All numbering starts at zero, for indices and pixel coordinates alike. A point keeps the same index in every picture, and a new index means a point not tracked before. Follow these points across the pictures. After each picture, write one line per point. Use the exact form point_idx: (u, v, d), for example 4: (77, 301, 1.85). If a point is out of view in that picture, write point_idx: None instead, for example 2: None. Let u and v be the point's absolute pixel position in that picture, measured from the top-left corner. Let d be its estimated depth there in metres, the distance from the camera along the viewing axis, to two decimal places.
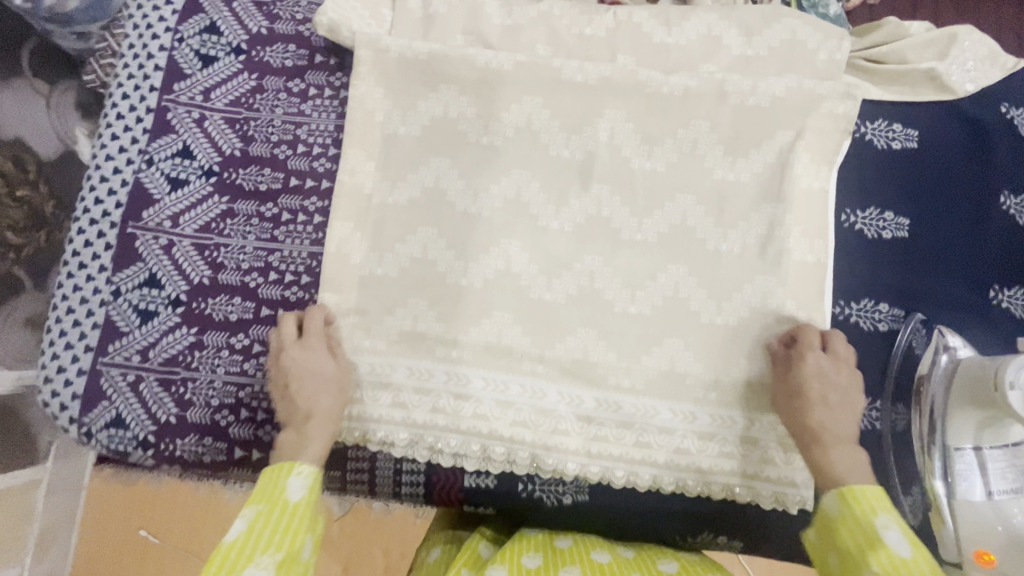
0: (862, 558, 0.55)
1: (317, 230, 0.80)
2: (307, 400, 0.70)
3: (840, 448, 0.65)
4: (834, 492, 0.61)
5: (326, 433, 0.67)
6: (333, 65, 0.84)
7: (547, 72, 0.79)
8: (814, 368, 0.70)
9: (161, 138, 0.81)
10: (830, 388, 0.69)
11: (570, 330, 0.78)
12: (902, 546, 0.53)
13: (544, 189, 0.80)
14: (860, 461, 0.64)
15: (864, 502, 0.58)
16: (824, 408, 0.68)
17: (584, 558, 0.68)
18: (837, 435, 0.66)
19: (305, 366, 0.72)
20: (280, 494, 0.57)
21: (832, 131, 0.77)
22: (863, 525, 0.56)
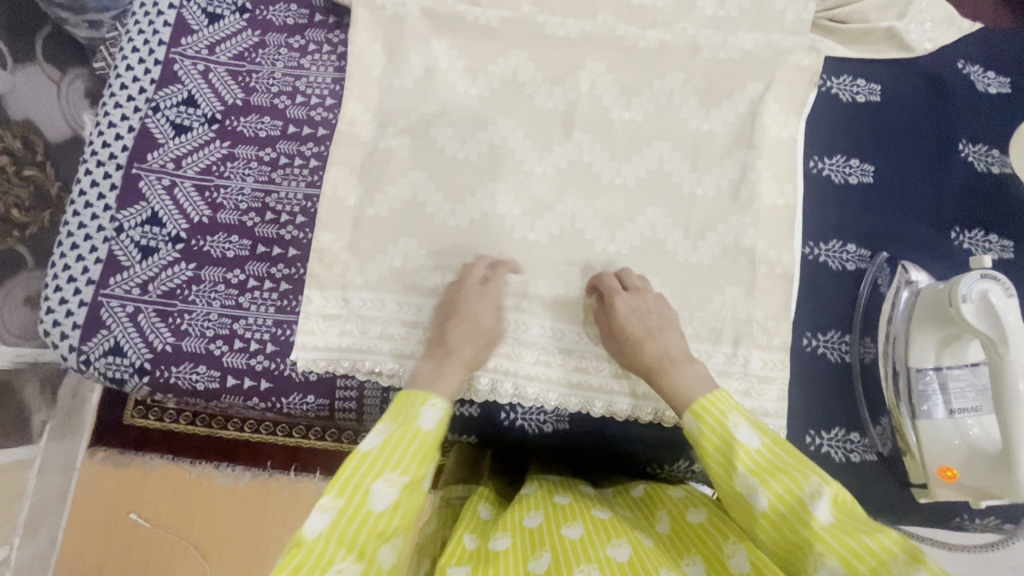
0: (728, 465, 0.52)
1: (312, 173, 0.84)
2: (456, 340, 0.71)
3: (686, 364, 0.66)
4: (690, 412, 0.57)
5: (460, 371, 0.68)
6: (331, 23, 0.89)
7: (532, 28, 0.84)
8: (624, 307, 0.74)
9: (167, 87, 0.86)
10: (644, 319, 0.73)
11: (552, 268, 0.81)
12: (752, 439, 0.53)
13: (529, 137, 0.84)
14: (697, 372, 0.64)
15: (719, 405, 0.56)
16: (649, 335, 0.71)
17: (586, 514, 0.63)
18: (671, 359, 0.67)
19: (473, 313, 0.74)
20: (413, 421, 0.54)
21: (798, 83, 0.82)
22: (718, 429, 0.54)
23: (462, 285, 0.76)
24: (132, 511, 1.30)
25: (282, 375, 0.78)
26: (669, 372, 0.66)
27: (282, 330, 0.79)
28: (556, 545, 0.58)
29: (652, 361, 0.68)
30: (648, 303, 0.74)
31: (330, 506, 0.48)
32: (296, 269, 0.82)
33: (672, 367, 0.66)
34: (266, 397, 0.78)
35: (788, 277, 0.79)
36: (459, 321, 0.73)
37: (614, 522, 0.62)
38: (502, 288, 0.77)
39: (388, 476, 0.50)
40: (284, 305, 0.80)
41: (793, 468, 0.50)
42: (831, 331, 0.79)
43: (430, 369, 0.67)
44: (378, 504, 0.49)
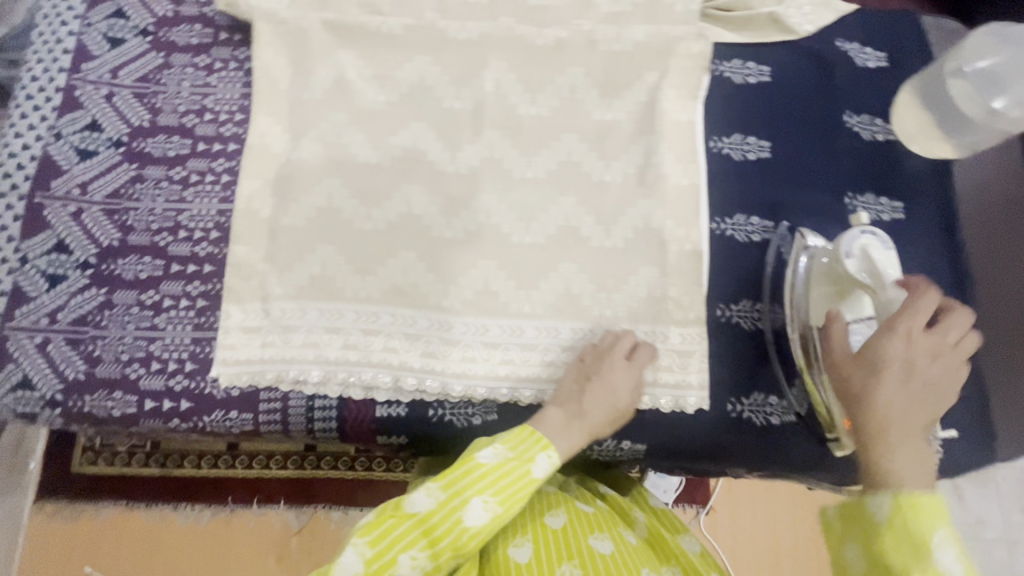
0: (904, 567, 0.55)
1: (225, 188, 0.84)
2: (592, 404, 0.74)
3: (908, 443, 0.61)
4: (888, 499, 0.58)
5: (576, 436, 0.73)
6: (237, 41, 0.89)
7: (435, 33, 0.87)
8: (908, 349, 0.64)
9: (69, 114, 0.85)
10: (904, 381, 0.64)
11: (472, 263, 0.82)
12: (953, 565, 0.54)
13: (440, 138, 0.86)
14: (916, 455, 0.61)
15: (926, 509, 0.56)
16: (900, 367, 0.64)
17: (570, 504, 0.75)
18: (896, 422, 0.62)
19: (612, 383, 0.75)
20: (529, 463, 0.68)
21: (691, 69, 0.87)
22: (907, 532, 0.55)
23: (603, 356, 0.77)
24: (87, 563, 1.24)
25: (203, 393, 0.77)
26: (884, 446, 0.61)
27: (201, 348, 0.78)
28: (537, 534, 0.71)
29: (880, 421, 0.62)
30: (900, 351, 0.64)
31: (501, 453, 0.68)
32: (213, 284, 0.80)
33: (886, 437, 0.62)
34: (187, 417, 0.76)
35: (698, 253, 0.82)
36: (601, 383, 0.75)
37: (598, 516, 0.75)
38: (641, 362, 0.77)
39: (549, 453, 0.70)
40: (201, 322, 0.79)
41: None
42: (742, 301, 0.82)
43: (559, 421, 0.73)
44: (536, 473, 0.68)
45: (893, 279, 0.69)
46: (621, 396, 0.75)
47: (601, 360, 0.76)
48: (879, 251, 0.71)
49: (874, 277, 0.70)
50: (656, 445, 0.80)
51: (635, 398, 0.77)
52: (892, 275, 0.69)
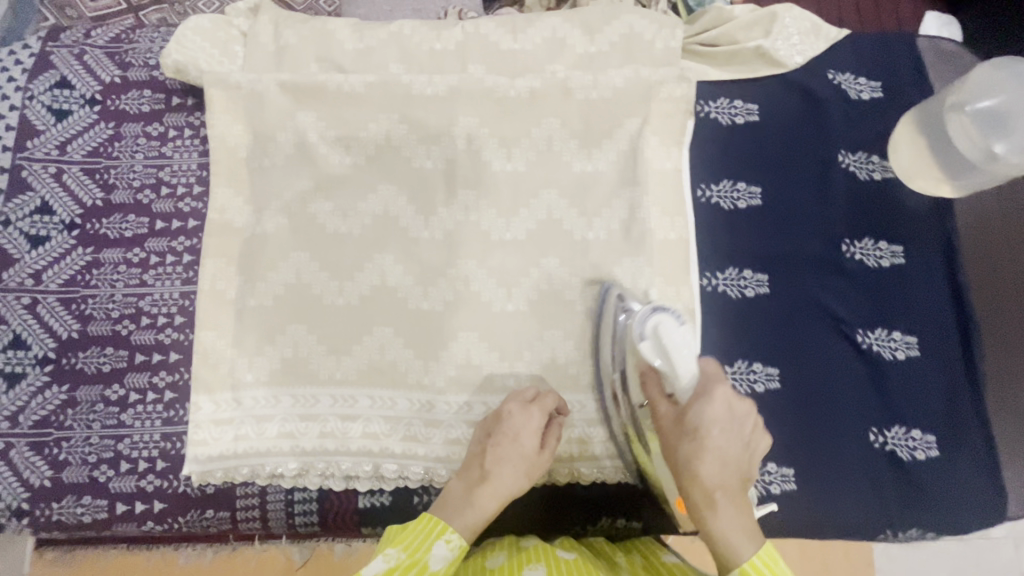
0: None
1: (187, 269, 0.79)
2: (497, 467, 0.66)
3: (731, 510, 0.58)
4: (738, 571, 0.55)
5: (490, 506, 0.64)
6: (190, 105, 0.84)
7: (399, 90, 0.81)
8: (720, 414, 0.60)
9: (17, 197, 0.80)
10: (730, 448, 0.60)
11: (452, 335, 0.78)
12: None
13: (411, 201, 0.81)
14: (739, 519, 0.57)
15: (777, 565, 0.55)
16: (719, 427, 0.60)
17: (550, 555, 0.66)
18: (727, 489, 0.59)
19: (514, 431, 0.68)
20: (424, 555, 0.59)
21: (674, 114, 0.81)
22: None
23: (502, 406, 0.71)
24: None
25: (177, 492, 0.73)
26: (712, 506, 0.58)
27: (172, 443, 0.74)
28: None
29: (703, 481, 0.59)
30: (718, 407, 0.60)
31: (391, 558, 0.58)
32: (180, 374, 0.76)
33: (719, 501, 0.58)
34: (162, 517, 0.73)
35: (690, 314, 0.77)
36: (502, 441, 0.68)
37: (579, 562, 0.64)
38: (547, 406, 0.71)
39: (447, 538, 0.60)
40: (170, 416, 0.75)
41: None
42: (738, 361, 0.78)
43: (462, 491, 0.66)
44: (434, 566, 0.59)
45: (682, 361, 0.60)
46: (525, 446, 0.68)
47: (497, 415, 0.70)
48: (680, 331, 0.61)
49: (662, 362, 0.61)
50: (651, 522, 0.76)
51: (545, 447, 0.70)
52: (686, 358, 0.60)
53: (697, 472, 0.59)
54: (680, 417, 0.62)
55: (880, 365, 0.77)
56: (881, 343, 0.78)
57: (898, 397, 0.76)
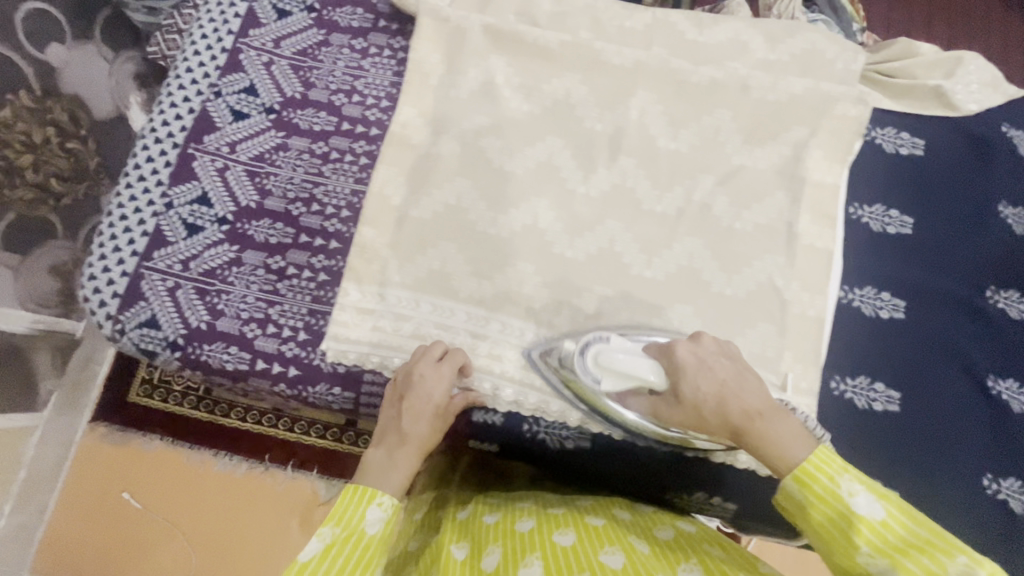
0: (847, 539, 0.53)
1: (361, 171, 0.86)
2: (411, 425, 0.69)
3: (777, 417, 0.61)
4: (791, 475, 0.57)
5: (412, 463, 0.66)
6: (394, 30, 0.92)
7: (589, 53, 0.87)
8: (689, 360, 0.66)
9: (231, 75, 0.89)
10: (715, 372, 0.65)
11: (588, 286, 0.82)
12: (875, 509, 0.53)
13: (575, 156, 0.86)
14: (793, 425, 0.60)
15: (832, 464, 0.56)
16: (693, 372, 0.65)
17: (579, 522, 0.69)
18: (761, 412, 0.61)
19: (426, 391, 0.71)
20: (358, 523, 0.58)
21: (843, 131, 0.84)
22: (831, 499, 0.54)
23: (412, 368, 0.73)
24: (126, 490, 1.38)
25: (312, 364, 0.79)
26: (762, 425, 0.61)
27: (317, 319, 0.81)
28: (547, 551, 0.63)
29: (737, 420, 0.62)
30: (686, 359, 0.66)
31: (327, 536, 0.56)
32: (336, 261, 0.83)
33: (763, 422, 0.61)
34: (294, 383, 0.79)
35: (819, 322, 0.80)
36: (414, 401, 0.70)
37: (609, 529, 0.67)
38: (455, 363, 0.74)
39: (379, 501, 0.60)
40: (320, 295, 0.81)
41: (917, 539, 0.51)
42: (860, 376, 0.79)
43: (384, 457, 0.66)
44: (371, 530, 0.58)
45: (632, 365, 0.68)
46: (437, 402, 0.71)
47: (408, 375, 0.73)
48: (620, 351, 0.71)
49: (626, 382, 0.69)
50: (749, 507, 0.78)
51: (453, 404, 0.74)
52: (629, 361, 0.69)
53: (727, 410, 0.63)
54: (676, 398, 0.66)
55: (1005, 413, 0.77)
56: (1010, 393, 0.78)
57: (1019, 449, 0.76)
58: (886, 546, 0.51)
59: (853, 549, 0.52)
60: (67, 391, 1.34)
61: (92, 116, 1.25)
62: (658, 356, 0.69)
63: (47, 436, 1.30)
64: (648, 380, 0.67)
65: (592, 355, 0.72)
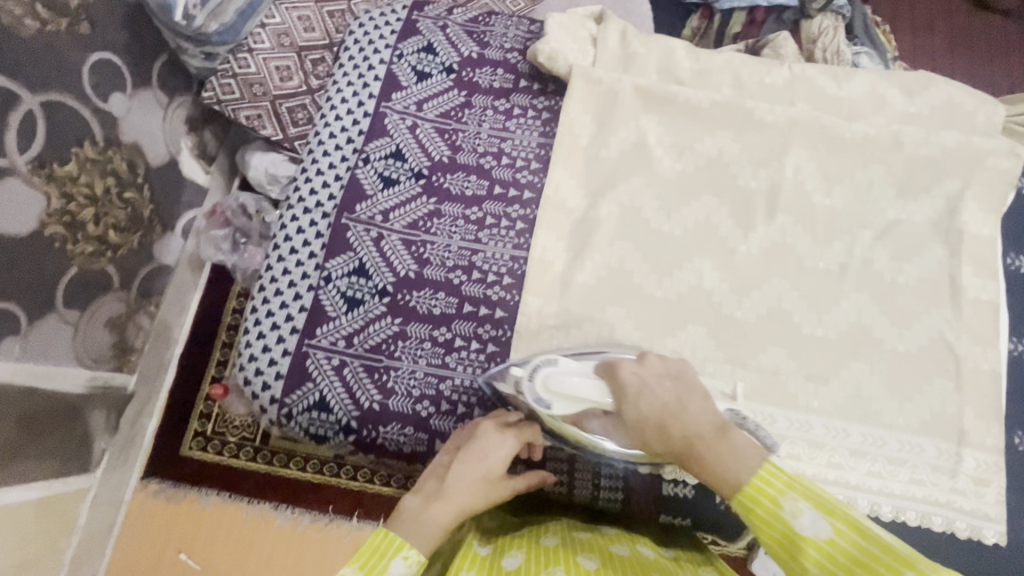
0: (797, 562, 0.47)
1: (519, 235, 0.84)
2: (458, 480, 0.63)
3: (719, 438, 0.58)
4: (734, 502, 0.52)
5: (448, 517, 0.59)
6: (536, 90, 0.91)
7: (740, 112, 0.87)
8: (631, 379, 0.65)
9: (376, 140, 0.87)
10: (659, 392, 0.64)
11: (761, 347, 0.81)
12: (820, 528, 0.46)
13: (732, 215, 0.86)
14: (737, 442, 0.57)
15: (776, 483, 0.50)
16: (635, 392, 0.64)
17: (604, 550, 0.63)
18: (702, 434, 0.59)
19: (484, 450, 0.66)
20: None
21: (997, 183, 0.85)
22: (777, 521, 0.49)
23: (479, 424, 0.70)
24: (182, 550, 1.26)
25: None
26: (701, 448, 0.58)
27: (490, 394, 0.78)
28: (568, 569, 0.59)
29: (677, 442, 0.60)
30: (629, 378, 0.65)
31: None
32: (503, 330, 0.80)
33: (702, 444, 0.58)
34: None
35: (996, 375, 0.80)
36: (468, 459, 0.65)
37: (635, 562, 0.62)
38: (523, 435, 0.69)
39: (405, 555, 0.52)
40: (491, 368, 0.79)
41: (866, 560, 0.44)
42: None
43: (418, 506, 0.59)
44: None
45: (583, 389, 0.66)
46: (492, 467, 0.65)
47: (470, 434, 0.69)
48: (566, 371, 0.68)
49: (580, 405, 0.67)
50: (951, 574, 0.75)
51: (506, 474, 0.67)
52: (582, 385, 0.66)
53: (667, 433, 0.61)
54: (623, 420, 0.65)
55: None
56: None
57: None
58: (840, 573, 0.45)
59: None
60: (119, 448, 1.24)
61: (148, 162, 1.17)
62: (604, 374, 0.67)
63: (98, 498, 1.20)
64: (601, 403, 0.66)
65: (540, 378, 0.68)
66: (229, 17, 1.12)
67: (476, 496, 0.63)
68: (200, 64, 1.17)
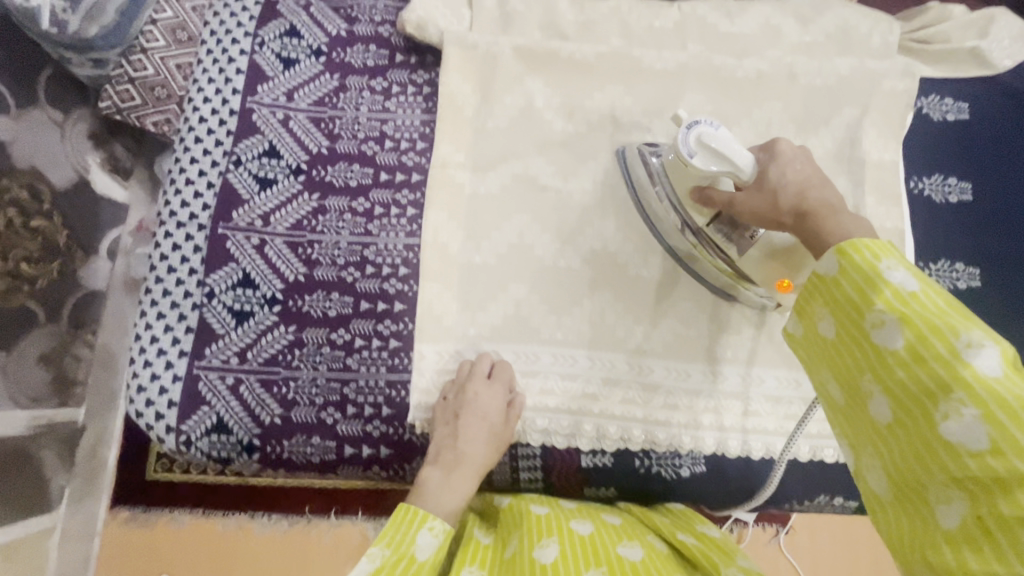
0: (864, 303, 0.47)
1: (411, 222, 0.80)
2: (467, 446, 0.72)
3: (843, 211, 0.57)
4: (832, 250, 0.50)
5: (467, 483, 0.71)
6: (414, 63, 0.85)
7: (628, 62, 0.83)
8: (786, 151, 0.64)
9: (246, 139, 0.81)
10: (805, 167, 0.63)
11: (671, 304, 0.79)
12: (908, 282, 0.45)
13: (632, 172, 0.82)
14: (862, 220, 0.56)
15: (882, 250, 0.48)
16: (786, 162, 0.63)
17: (596, 517, 0.72)
18: (835, 204, 0.58)
19: (481, 411, 0.71)
20: (407, 546, 0.62)
21: (894, 107, 0.83)
22: (864, 268, 0.47)
23: (466, 386, 0.73)
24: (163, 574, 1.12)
25: (403, 439, 0.74)
26: (825, 214, 0.58)
27: (397, 390, 0.75)
28: (567, 537, 0.67)
29: (813, 202, 0.59)
30: (784, 150, 0.64)
31: (376, 557, 0.60)
32: (405, 323, 0.77)
33: (831, 213, 0.57)
34: (388, 463, 0.74)
35: None
36: (470, 424, 0.71)
37: (625, 528, 0.71)
38: (506, 382, 0.74)
39: (430, 526, 0.65)
40: (395, 364, 0.76)
41: (949, 318, 0.42)
42: None
43: (439, 480, 0.70)
44: (421, 555, 0.62)
45: (738, 151, 0.64)
46: (492, 424, 0.72)
47: (461, 391, 0.73)
48: (725, 134, 0.66)
49: (719, 166, 0.65)
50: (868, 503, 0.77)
51: (508, 420, 0.74)
52: (742, 150, 0.64)
53: (802, 197, 0.60)
54: (758, 185, 0.64)
55: None
56: None
57: None
58: (838, 304, 0.49)
59: (866, 310, 0.47)
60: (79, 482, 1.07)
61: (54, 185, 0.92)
62: (757, 149, 0.66)
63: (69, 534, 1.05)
64: (742, 170, 0.64)
65: (696, 132, 0.66)
66: (110, 18, 0.76)
67: (485, 457, 0.73)
68: (91, 72, 0.80)
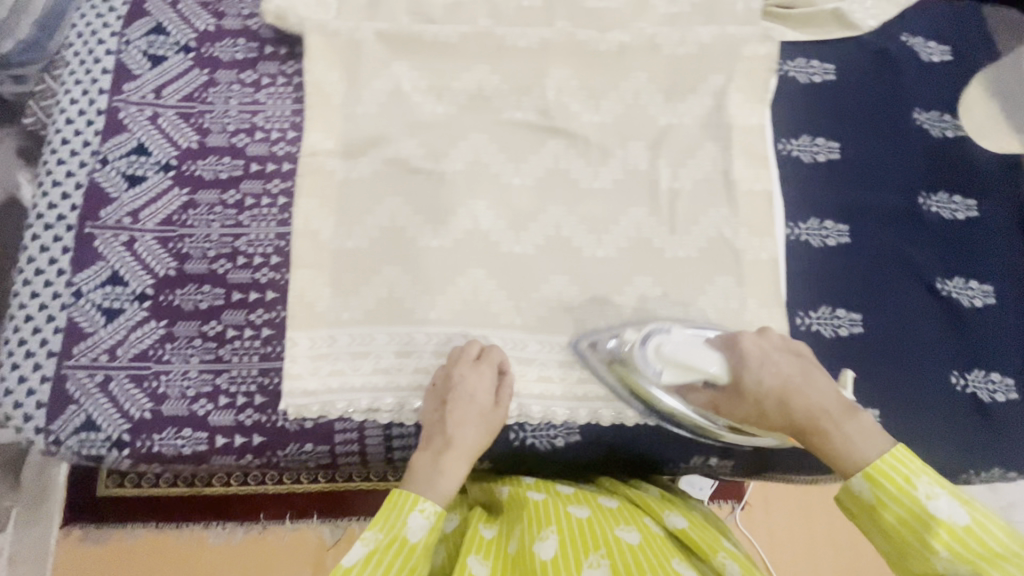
0: (922, 543, 0.56)
1: (282, 211, 0.80)
2: (458, 429, 0.70)
3: (848, 418, 0.65)
4: (860, 473, 0.61)
5: (460, 465, 0.68)
6: (283, 54, 0.86)
7: (492, 42, 0.84)
8: (753, 349, 0.70)
9: (114, 137, 0.81)
10: (778, 366, 0.69)
11: (544, 278, 0.80)
12: (956, 513, 0.55)
13: (503, 150, 0.83)
14: (867, 424, 0.65)
15: (909, 464, 0.59)
16: (758, 363, 0.70)
17: (593, 501, 0.70)
18: (828, 410, 0.66)
19: (468, 392, 0.71)
20: (400, 528, 0.60)
21: (756, 72, 0.84)
22: (906, 498, 0.57)
23: (451, 370, 0.72)
24: None
25: (277, 426, 0.74)
26: (826, 425, 0.66)
27: (270, 378, 0.75)
28: (564, 523, 0.65)
29: (800, 419, 0.68)
30: (749, 349, 0.70)
31: (370, 540, 0.60)
32: (277, 311, 0.77)
33: (828, 420, 0.66)
34: (260, 451, 0.74)
35: (774, 264, 0.80)
36: (458, 406, 0.70)
37: (622, 511, 0.69)
38: (493, 363, 0.74)
39: (421, 508, 0.62)
40: (267, 352, 0.76)
41: (1000, 549, 0.53)
42: (822, 308, 0.80)
43: (430, 462, 0.68)
44: (413, 538, 0.60)
45: (697, 361, 0.72)
46: (480, 404, 0.71)
47: (446, 376, 0.73)
48: (682, 342, 0.73)
49: (688, 376, 0.72)
50: (744, 459, 0.78)
51: (499, 402, 0.73)
52: (700, 356, 0.72)
53: (791, 410, 0.68)
54: (737, 389, 0.71)
55: (959, 312, 0.80)
56: (958, 291, 0.81)
57: (977, 340, 0.79)
58: (894, 536, 0.58)
59: (927, 550, 0.55)
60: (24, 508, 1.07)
61: None
62: (721, 343, 0.73)
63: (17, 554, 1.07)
64: (714, 375, 0.71)
65: (653, 344, 0.74)
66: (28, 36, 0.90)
67: (478, 440, 0.70)
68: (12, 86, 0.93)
